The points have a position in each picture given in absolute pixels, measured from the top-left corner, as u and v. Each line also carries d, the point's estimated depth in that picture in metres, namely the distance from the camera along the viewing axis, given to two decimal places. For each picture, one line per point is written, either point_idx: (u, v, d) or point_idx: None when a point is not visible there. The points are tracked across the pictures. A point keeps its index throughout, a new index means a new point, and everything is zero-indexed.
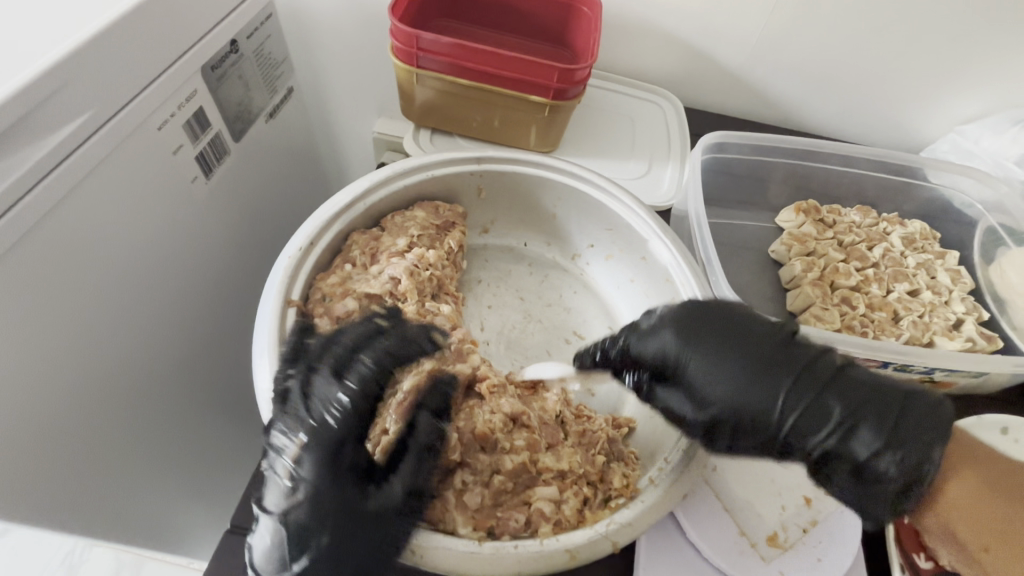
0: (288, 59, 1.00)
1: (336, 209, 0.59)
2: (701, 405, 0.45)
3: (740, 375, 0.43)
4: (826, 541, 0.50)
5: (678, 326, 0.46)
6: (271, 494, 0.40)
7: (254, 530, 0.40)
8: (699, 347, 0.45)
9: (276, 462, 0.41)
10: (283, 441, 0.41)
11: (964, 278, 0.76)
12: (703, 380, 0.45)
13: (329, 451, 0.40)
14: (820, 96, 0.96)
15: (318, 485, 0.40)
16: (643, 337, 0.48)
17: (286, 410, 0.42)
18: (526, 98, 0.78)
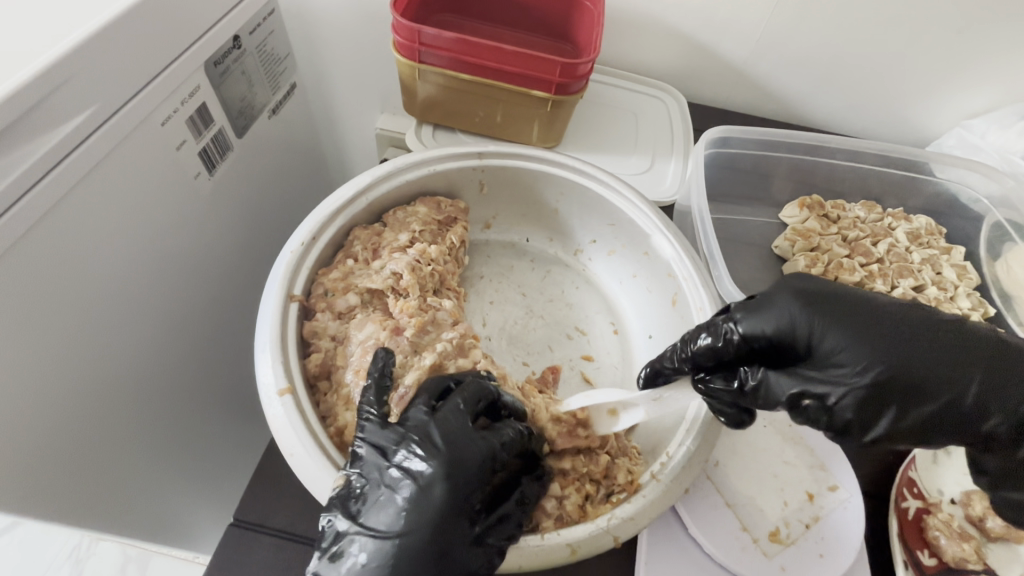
0: (291, 54, 0.99)
1: (337, 204, 0.59)
2: (839, 386, 0.40)
3: (872, 345, 0.40)
4: (829, 537, 0.50)
5: (802, 294, 0.43)
6: (380, 512, 0.39)
7: (350, 547, 0.38)
8: (829, 315, 0.42)
9: (393, 481, 0.40)
10: (407, 463, 0.40)
11: (970, 273, 0.76)
12: (833, 354, 0.41)
13: (452, 480, 0.40)
14: (824, 91, 0.96)
15: (435, 514, 0.38)
16: (763, 309, 0.44)
17: (404, 433, 0.42)
18: (528, 92, 0.78)
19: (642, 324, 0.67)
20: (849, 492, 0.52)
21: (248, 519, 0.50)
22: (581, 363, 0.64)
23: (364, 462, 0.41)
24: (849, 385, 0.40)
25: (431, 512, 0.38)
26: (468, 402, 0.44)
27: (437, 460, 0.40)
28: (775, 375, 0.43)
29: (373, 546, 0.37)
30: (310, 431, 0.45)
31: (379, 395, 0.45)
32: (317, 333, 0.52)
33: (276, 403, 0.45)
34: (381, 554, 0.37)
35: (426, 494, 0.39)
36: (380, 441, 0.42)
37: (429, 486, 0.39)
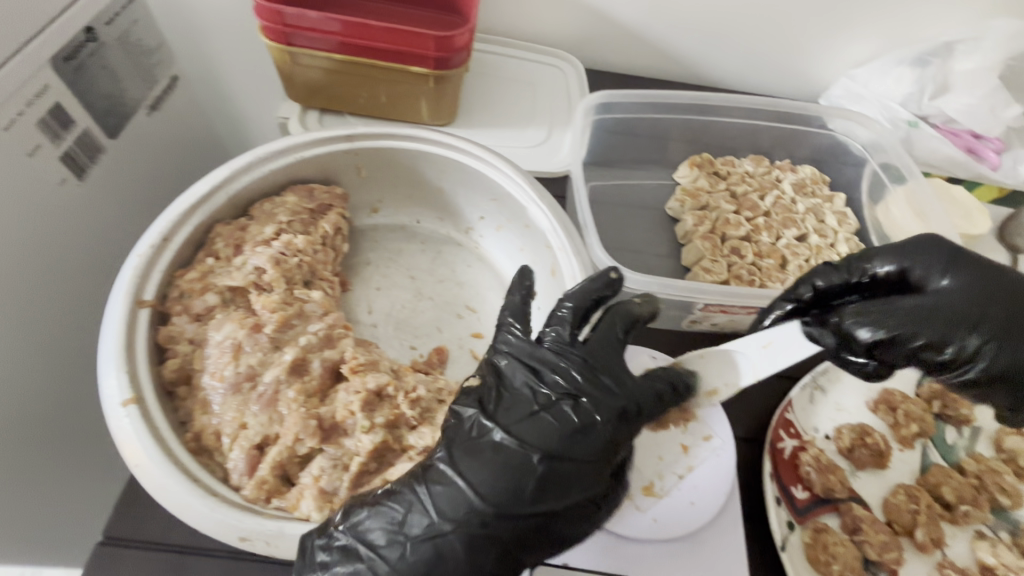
0: (166, 44, 0.93)
1: (192, 200, 0.56)
2: (956, 331, 0.46)
3: (977, 289, 0.48)
4: (701, 485, 0.52)
5: (942, 242, 0.50)
6: (541, 426, 0.41)
7: (509, 459, 0.40)
8: (961, 266, 0.49)
9: (548, 401, 0.42)
10: (563, 386, 0.42)
11: (849, 220, 0.78)
12: (954, 294, 0.47)
13: (620, 421, 0.42)
14: (718, 50, 0.96)
15: (602, 448, 0.41)
16: (904, 252, 0.51)
17: (557, 357, 0.44)
18: (407, 69, 0.76)
19: None
20: (722, 439, 0.54)
21: (119, 535, 0.49)
22: (471, 342, 0.63)
23: (509, 380, 0.43)
24: (966, 331, 0.46)
25: (584, 441, 0.41)
26: (616, 329, 0.46)
27: (600, 399, 0.42)
28: (914, 313, 0.46)
29: (517, 458, 0.39)
30: (159, 439, 0.43)
31: (572, 315, 0.45)
32: (173, 338, 0.50)
33: (120, 414, 0.43)
34: (524, 465, 0.39)
35: (579, 422, 0.41)
36: (525, 355, 0.44)
37: (587, 420, 0.41)
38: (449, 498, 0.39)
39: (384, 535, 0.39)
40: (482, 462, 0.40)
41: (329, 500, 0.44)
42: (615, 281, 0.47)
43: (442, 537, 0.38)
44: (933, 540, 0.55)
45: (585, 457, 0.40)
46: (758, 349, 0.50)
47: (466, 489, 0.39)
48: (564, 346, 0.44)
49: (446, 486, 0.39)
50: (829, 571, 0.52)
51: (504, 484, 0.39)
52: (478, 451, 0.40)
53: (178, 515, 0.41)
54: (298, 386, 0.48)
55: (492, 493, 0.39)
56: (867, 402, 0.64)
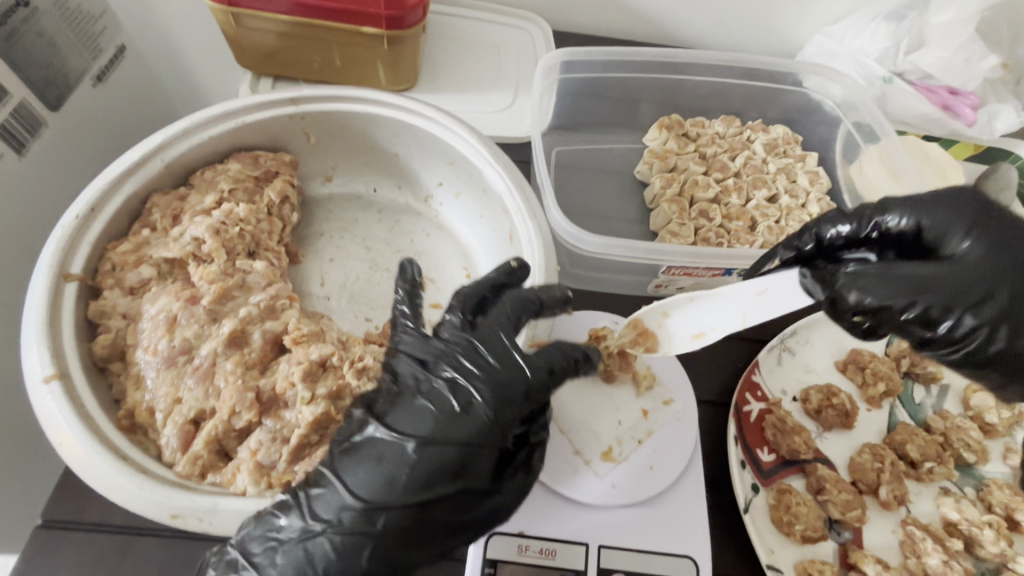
0: (109, 9, 0.86)
1: (123, 168, 0.53)
2: (968, 305, 0.39)
3: (1003, 260, 0.40)
4: (660, 449, 0.51)
5: (975, 202, 0.43)
6: (411, 416, 0.39)
7: (377, 453, 0.38)
8: (988, 232, 0.42)
9: (432, 391, 0.40)
10: (448, 374, 0.41)
11: (822, 179, 0.76)
12: (970, 263, 0.41)
13: (498, 399, 0.40)
14: (691, 9, 0.93)
15: (476, 430, 0.39)
16: (924, 206, 0.44)
17: (445, 347, 0.42)
18: (359, 30, 0.72)
19: (492, 266, 0.64)
20: (683, 403, 0.53)
21: (57, 518, 0.47)
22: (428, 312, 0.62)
23: (399, 375, 0.42)
24: (981, 305, 0.39)
25: (466, 426, 0.39)
26: (513, 313, 0.44)
27: (482, 382, 0.40)
28: (917, 281, 0.39)
29: (395, 450, 0.38)
30: (86, 416, 0.41)
31: (466, 311, 0.44)
32: (104, 313, 0.48)
33: (41, 392, 0.41)
34: (400, 458, 0.38)
35: (460, 407, 0.39)
36: (416, 349, 0.43)
37: (470, 403, 0.39)
38: (325, 501, 0.37)
39: (263, 547, 0.37)
40: (359, 460, 0.38)
41: (267, 474, 0.42)
42: (517, 270, 0.48)
43: (317, 543, 0.36)
44: (897, 498, 0.54)
45: (467, 443, 0.38)
46: (751, 296, 0.46)
47: (342, 488, 0.37)
48: (458, 334, 0.43)
49: (323, 489, 0.38)
50: (791, 531, 0.51)
51: (382, 478, 0.37)
52: (352, 449, 0.39)
53: (106, 493, 0.39)
54: (236, 357, 0.46)
55: (369, 488, 0.37)
56: (836, 363, 0.63)
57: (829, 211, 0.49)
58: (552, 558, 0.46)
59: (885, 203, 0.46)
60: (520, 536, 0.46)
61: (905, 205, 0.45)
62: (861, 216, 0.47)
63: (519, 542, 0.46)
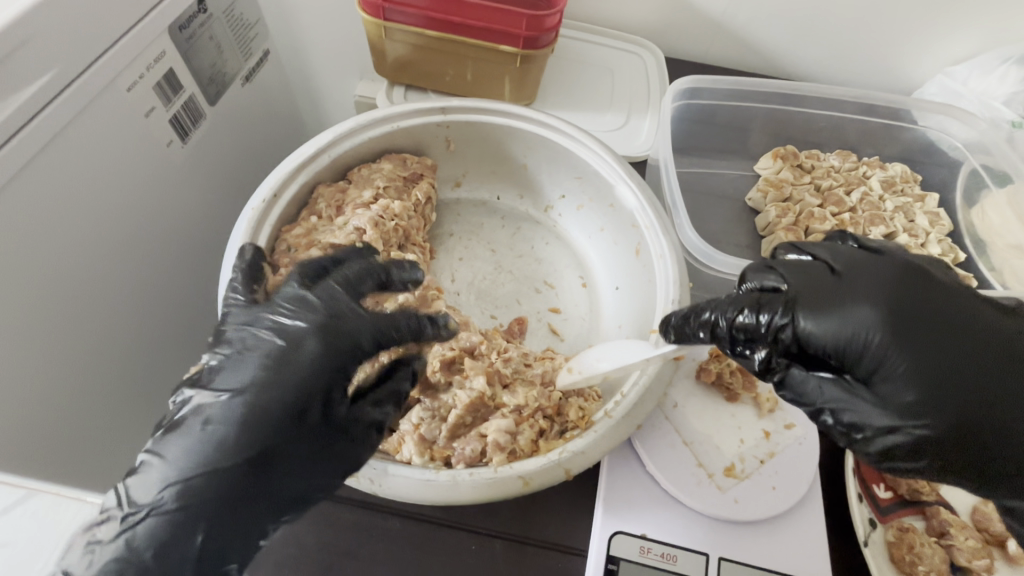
0: (262, 19, 0.95)
1: (299, 161, 0.59)
2: (877, 424, 0.39)
3: (930, 389, 0.38)
4: (783, 471, 0.51)
5: (887, 312, 0.39)
6: (234, 371, 0.41)
7: (198, 417, 0.39)
8: (905, 353, 0.38)
9: (253, 346, 0.42)
10: (274, 328, 0.43)
11: (942, 221, 0.75)
12: (894, 395, 0.38)
13: (321, 331, 0.42)
14: (808, 42, 0.93)
15: (304, 361, 0.41)
16: (848, 322, 0.39)
17: (273, 303, 0.44)
18: (495, 48, 0.77)
19: (610, 277, 0.67)
20: (805, 429, 0.54)
21: None
22: (549, 315, 0.65)
23: (227, 340, 0.43)
24: (886, 435, 0.39)
25: (300, 370, 0.41)
26: (351, 279, 0.47)
27: (302, 324, 0.43)
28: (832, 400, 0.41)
29: (220, 408, 0.39)
30: None
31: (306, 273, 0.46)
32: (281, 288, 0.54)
33: None
34: (230, 409, 0.39)
35: (281, 358, 0.41)
36: (247, 319, 0.44)
37: (282, 341, 0.42)
38: (156, 469, 0.37)
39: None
40: (184, 430, 0.39)
41: (429, 448, 0.48)
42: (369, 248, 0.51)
43: (151, 501, 0.36)
44: None
45: (298, 386, 0.40)
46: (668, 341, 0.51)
47: (163, 457, 0.38)
48: (287, 296, 0.44)
49: (155, 459, 0.38)
50: (913, 572, 0.50)
51: (210, 430, 0.38)
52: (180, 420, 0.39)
53: None
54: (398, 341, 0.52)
55: (194, 456, 0.38)
56: None
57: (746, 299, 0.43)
58: (674, 562, 0.47)
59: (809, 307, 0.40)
60: (642, 538, 0.48)
61: (830, 310, 0.40)
62: (772, 308, 0.42)
63: (642, 543, 0.48)
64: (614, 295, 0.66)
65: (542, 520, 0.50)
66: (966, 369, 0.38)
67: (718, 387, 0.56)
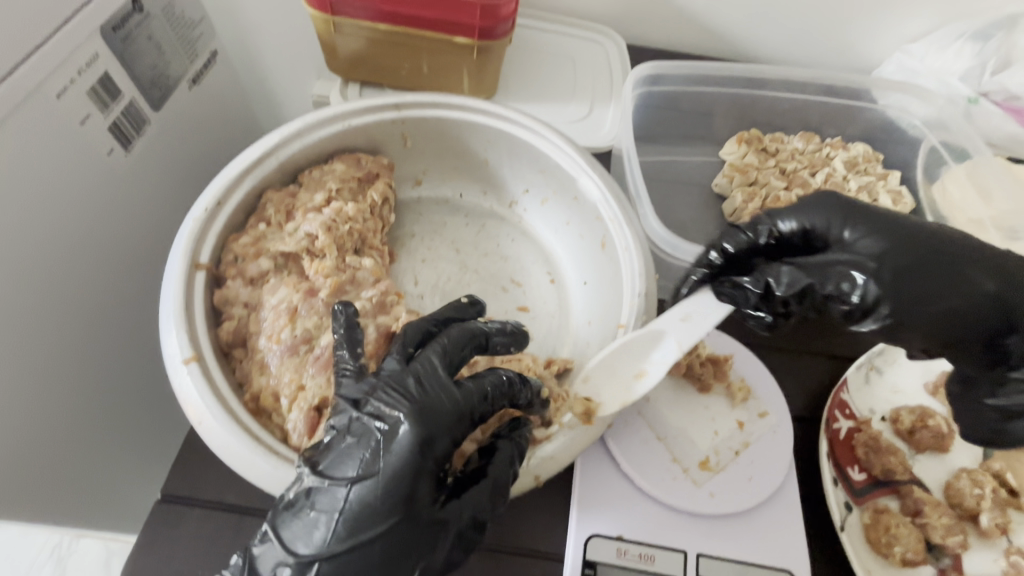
0: (206, 18, 0.90)
1: (243, 165, 0.56)
2: (870, 272, 0.44)
3: (888, 238, 0.46)
4: (758, 461, 0.51)
5: (835, 203, 0.50)
6: (338, 461, 0.38)
7: (299, 508, 0.37)
8: (860, 218, 0.48)
9: (359, 428, 0.39)
10: (374, 409, 0.39)
11: (905, 199, 0.76)
12: (862, 246, 0.46)
13: (416, 419, 0.38)
14: (768, 25, 0.93)
15: (399, 459, 0.37)
16: (803, 211, 0.51)
17: (375, 382, 0.41)
18: (451, 39, 0.74)
19: (578, 272, 0.66)
20: (778, 417, 0.53)
21: (176, 494, 0.49)
22: (517, 315, 0.63)
23: (338, 412, 0.41)
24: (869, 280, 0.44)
25: (401, 468, 0.37)
26: (448, 346, 0.42)
27: (405, 407, 0.39)
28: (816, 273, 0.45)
29: (325, 496, 0.37)
30: (218, 396, 0.44)
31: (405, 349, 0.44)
32: (228, 301, 0.50)
33: (182, 371, 0.43)
34: (330, 502, 0.37)
35: (385, 444, 0.38)
36: (347, 394, 0.42)
37: (392, 431, 0.38)
38: (267, 554, 0.37)
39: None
40: (293, 511, 0.37)
41: None
42: (468, 307, 0.49)
43: None
44: (1000, 526, 0.52)
45: (398, 485, 0.37)
46: (676, 320, 0.50)
47: (278, 543, 0.37)
48: (391, 373, 0.41)
49: (265, 544, 0.38)
50: (890, 553, 0.50)
51: (312, 525, 0.37)
52: (287, 505, 0.38)
53: (242, 472, 0.41)
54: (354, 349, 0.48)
55: (309, 541, 0.36)
56: (925, 386, 0.62)
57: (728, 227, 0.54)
58: (652, 563, 0.46)
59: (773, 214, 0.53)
60: (619, 539, 0.47)
61: (789, 210, 0.52)
62: (753, 227, 0.53)
63: (619, 545, 0.47)
64: (584, 289, 0.64)
65: (516, 528, 0.48)
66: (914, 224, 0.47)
67: (690, 379, 0.55)
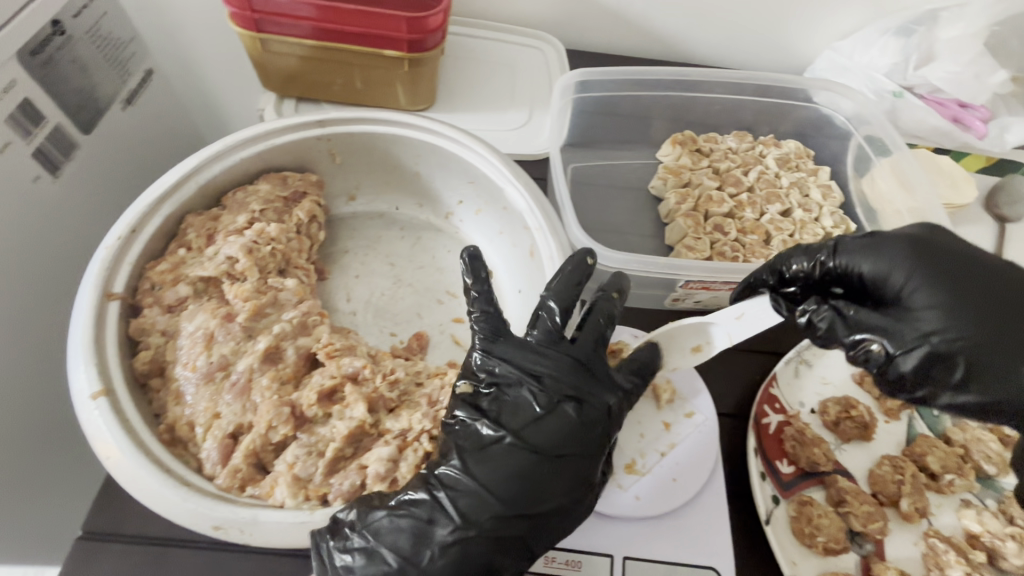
0: (138, 36, 0.88)
1: (160, 191, 0.55)
2: (902, 344, 0.42)
3: (954, 307, 0.42)
4: (682, 461, 0.52)
5: (914, 249, 0.46)
6: (536, 433, 0.43)
7: (506, 465, 0.42)
8: (936, 276, 0.44)
9: (551, 403, 0.44)
10: (553, 392, 0.44)
11: (834, 193, 0.77)
12: (923, 309, 0.43)
13: (604, 405, 0.45)
14: (703, 26, 0.94)
15: (603, 435, 0.44)
16: (879, 250, 0.47)
17: (549, 361, 0.45)
18: (381, 53, 0.74)
19: (512, 281, 0.66)
20: (703, 416, 0.54)
21: (99, 530, 0.48)
22: (451, 326, 0.63)
23: (504, 378, 0.45)
24: (913, 350, 0.42)
25: (592, 443, 0.44)
26: (603, 324, 0.48)
27: (591, 394, 0.45)
28: (863, 322, 0.43)
29: (529, 462, 0.42)
30: (129, 430, 0.43)
31: (558, 313, 0.47)
32: (144, 330, 0.49)
33: (89, 407, 0.42)
34: (537, 471, 0.42)
35: (580, 422, 0.44)
36: (522, 366, 0.45)
37: (586, 414, 0.44)
38: (471, 504, 0.41)
39: (365, 558, 0.39)
40: (495, 467, 0.42)
41: (304, 487, 0.43)
42: (591, 268, 0.49)
43: (438, 526, 0.40)
44: (919, 509, 0.54)
45: (597, 455, 0.44)
46: (731, 319, 0.50)
47: (486, 497, 0.41)
48: (552, 345, 0.46)
49: (462, 492, 0.41)
50: (813, 543, 0.51)
51: (517, 485, 0.41)
52: (491, 455, 0.42)
53: (153, 506, 0.40)
54: (271, 373, 0.48)
55: (515, 496, 0.41)
56: (852, 374, 0.63)
57: (793, 248, 0.52)
58: (578, 569, 0.47)
59: (844, 245, 0.49)
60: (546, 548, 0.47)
61: (866, 243, 0.48)
62: (820, 252, 0.50)
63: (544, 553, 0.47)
64: (518, 297, 0.65)
65: None
66: (995, 292, 0.43)
67: None
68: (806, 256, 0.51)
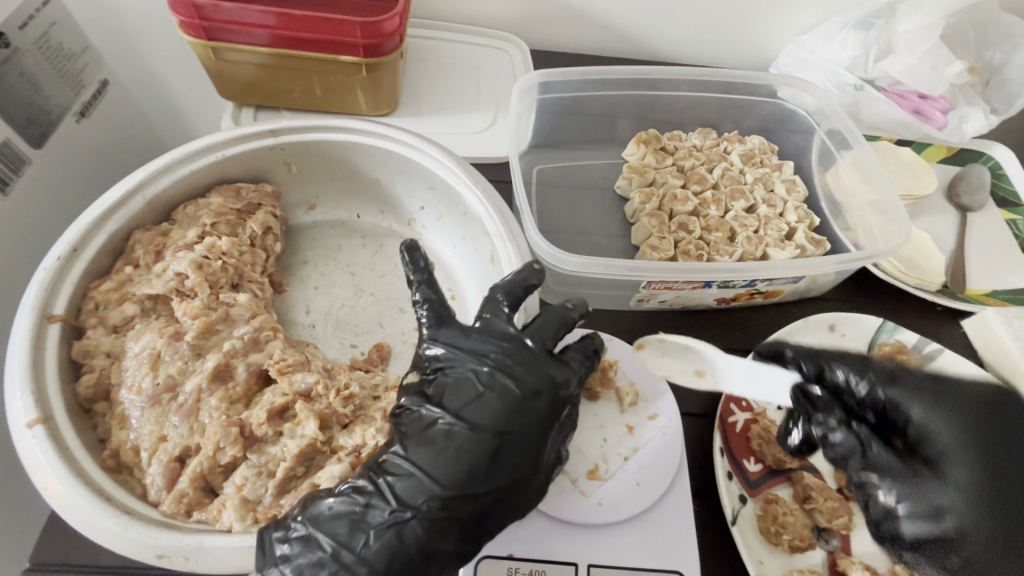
0: (91, 46, 0.86)
1: (103, 207, 0.53)
2: (913, 509, 0.44)
3: (989, 484, 0.43)
4: (646, 465, 0.51)
5: (975, 427, 0.45)
6: (472, 409, 0.43)
7: (439, 445, 0.41)
8: (996, 459, 0.44)
9: (493, 382, 0.43)
10: (498, 369, 0.44)
11: (798, 187, 0.78)
12: (955, 484, 0.43)
13: (550, 383, 0.44)
14: (666, 25, 0.94)
15: (546, 409, 0.44)
16: (939, 397, 0.47)
17: (492, 342, 0.46)
18: (336, 59, 0.72)
19: (475, 287, 0.65)
20: (667, 418, 0.54)
21: (45, 561, 0.46)
22: (414, 335, 0.62)
23: (447, 361, 0.46)
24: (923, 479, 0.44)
25: (534, 419, 0.43)
26: (550, 315, 0.48)
27: (535, 372, 0.44)
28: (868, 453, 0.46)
29: (468, 439, 0.41)
30: (69, 459, 0.41)
31: (507, 305, 0.48)
32: (88, 352, 0.48)
33: (25, 436, 0.41)
34: (474, 448, 0.41)
35: (526, 397, 0.43)
36: (464, 348, 0.46)
37: (529, 391, 0.43)
38: (407, 487, 0.40)
39: (301, 546, 0.39)
40: (431, 447, 0.41)
41: (253, 509, 0.43)
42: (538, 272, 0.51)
43: (375, 507, 0.40)
44: None
45: (539, 431, 0.43)
46: (744, 373, 0.53)
47: (424, 477, 0.40)
48: (501, 333, 0.46)
49: (401, 476, 0.41)
50: (779, 542, 0.51)
51: (452, 463, 0.41)
52: (426, 435, 0.42)
53: (95, 537, 0.39)
54: (220, 393, 0.47)
55: (450, 475, 0.40)
56: None
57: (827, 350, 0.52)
58: None
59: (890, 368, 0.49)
60: (509, 559, 0.46)
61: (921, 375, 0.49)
62: (852, 366, 0.50)
63: (509, 565, 0.46)
64: (481, 303, 0.64)
65: None
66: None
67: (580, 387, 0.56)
68: (844, 366, 0.50)
